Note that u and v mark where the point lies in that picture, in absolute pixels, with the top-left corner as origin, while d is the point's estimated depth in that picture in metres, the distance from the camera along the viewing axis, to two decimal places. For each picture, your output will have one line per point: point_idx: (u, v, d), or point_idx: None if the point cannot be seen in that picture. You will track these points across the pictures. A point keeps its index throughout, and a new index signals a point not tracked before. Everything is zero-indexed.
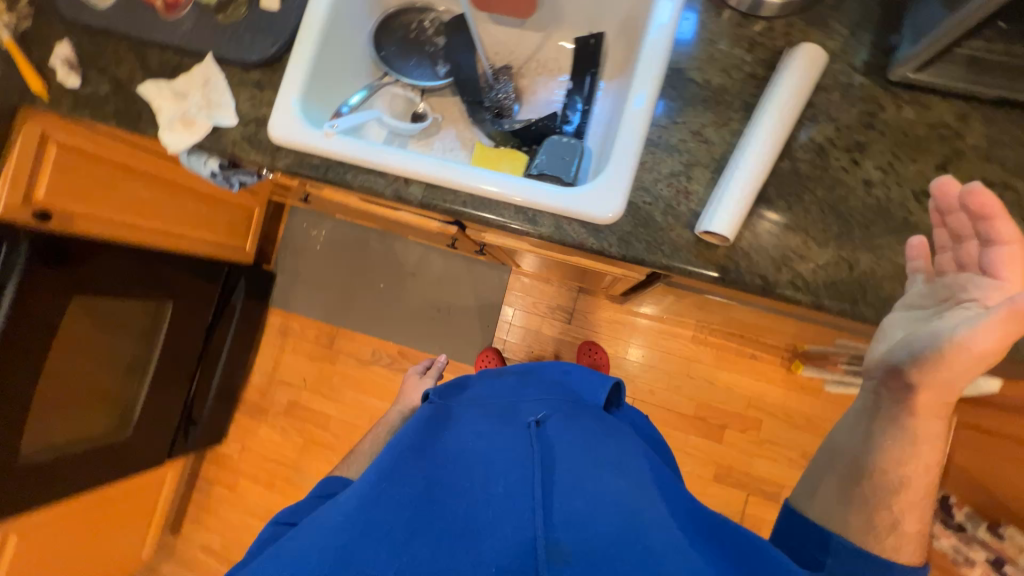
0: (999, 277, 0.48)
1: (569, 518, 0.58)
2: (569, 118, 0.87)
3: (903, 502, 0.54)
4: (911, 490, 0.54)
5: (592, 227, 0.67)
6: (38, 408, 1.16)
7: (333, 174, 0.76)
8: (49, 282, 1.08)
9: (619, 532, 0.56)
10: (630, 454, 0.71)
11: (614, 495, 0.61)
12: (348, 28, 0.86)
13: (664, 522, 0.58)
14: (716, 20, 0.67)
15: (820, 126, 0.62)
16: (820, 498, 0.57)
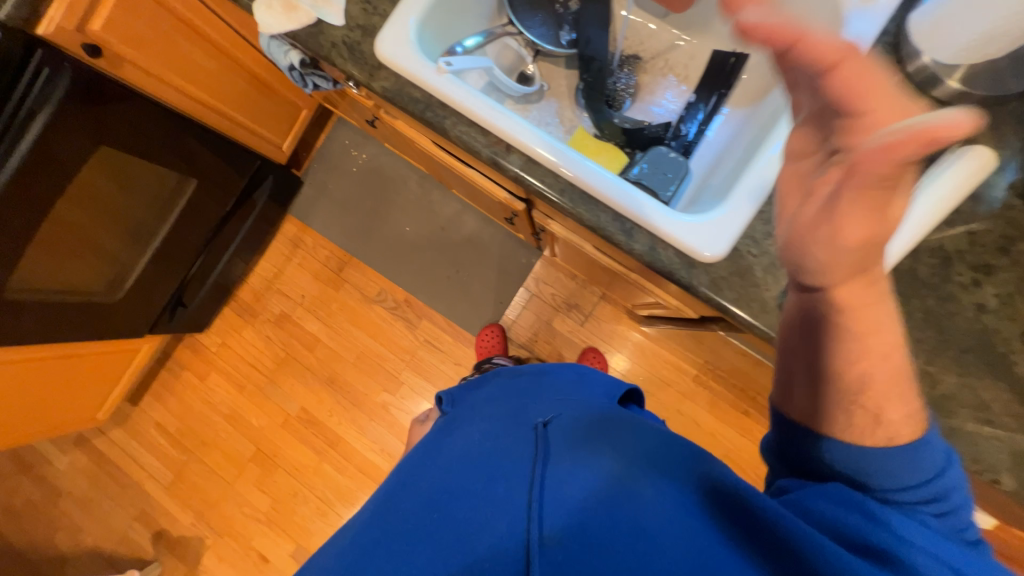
0: (863, 110, 0.36)
1: (563, 507, 0.56)
2: (682, 132, 0.82)
3: (874, 396, 0.45)
4: (868, 386, 0.45)
5: (687, 260, 0.64)
6: (41, 251, 1.09)
7: (431, 115, 0.70)
8: (80, 123, 0.99)
9: (611, 523, 0.53)
10: (634, 432, 0.65)
11: (609, 482, 0.57)
12: None
13: (666, 509, 0.53)
14: None
15: (952, 234, 0.60)
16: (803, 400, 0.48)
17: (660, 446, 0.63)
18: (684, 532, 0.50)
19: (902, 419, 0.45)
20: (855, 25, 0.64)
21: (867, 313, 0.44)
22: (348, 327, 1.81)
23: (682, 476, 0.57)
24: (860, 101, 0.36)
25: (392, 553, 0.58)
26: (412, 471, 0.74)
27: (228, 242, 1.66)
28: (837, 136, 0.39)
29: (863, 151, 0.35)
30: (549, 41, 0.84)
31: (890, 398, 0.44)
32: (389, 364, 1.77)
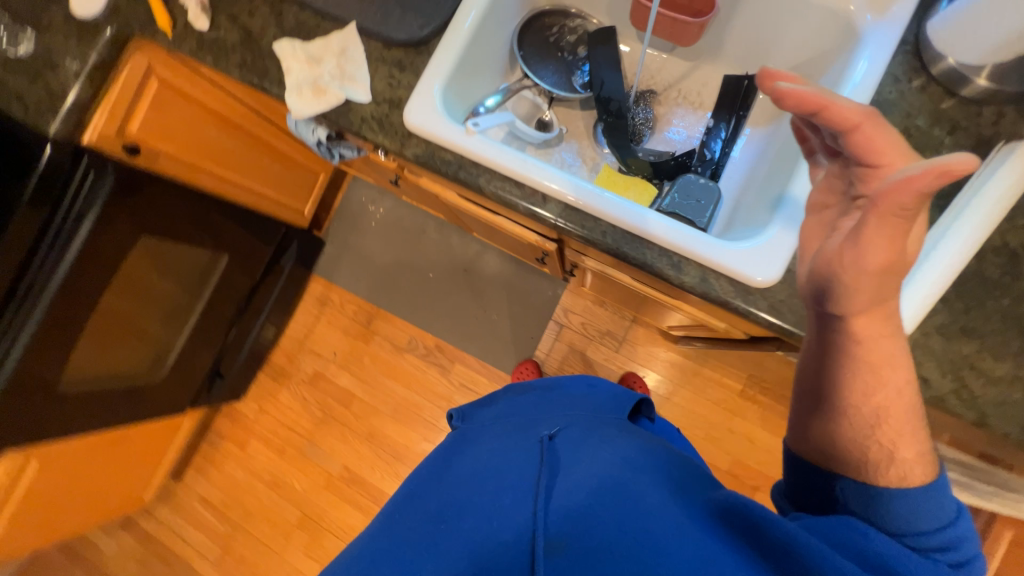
0: (880, 162, 0.45)
1: (568, 513, 0.54)
2: (708, 156, 0.82)
3: (889, 432, 0.48)
4: (887, 419, 0.49)
5: (741, 287, 0.63)
6: (88, 344, 1.12)
7: (465, 175, 0.72)
8: (123, 216, 1.04)
9: (618, 527, 0.51)
10: (639, 444, 0.63)
11: (615, 488, 0.55)
12: (498, 24, 0.82)
13: (673, 516, 0.50)
14: (912, 91, 0.63)
15: (1014, 231, 0.58)
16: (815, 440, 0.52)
17: (665, 459, 0.61)
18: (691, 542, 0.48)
19: (914, 457, 0.47)
20: (874, 37, 0.65)
21: (883, 345, 0.49)
22: (381, 379, 1.82)
23: (688, 487, 0.55)
24: (875, 153, 0.45)
25: (397, 565, 0.56)
26: (421, 483, 0.69)
27: (260, 309, 1.70)
28: (859, 184, 0.47)
29: (885, 185, 0.42)
30: (566, 87, 0.87)
31: (902, 434, 0.48)
32: (427, 412, 1.76)
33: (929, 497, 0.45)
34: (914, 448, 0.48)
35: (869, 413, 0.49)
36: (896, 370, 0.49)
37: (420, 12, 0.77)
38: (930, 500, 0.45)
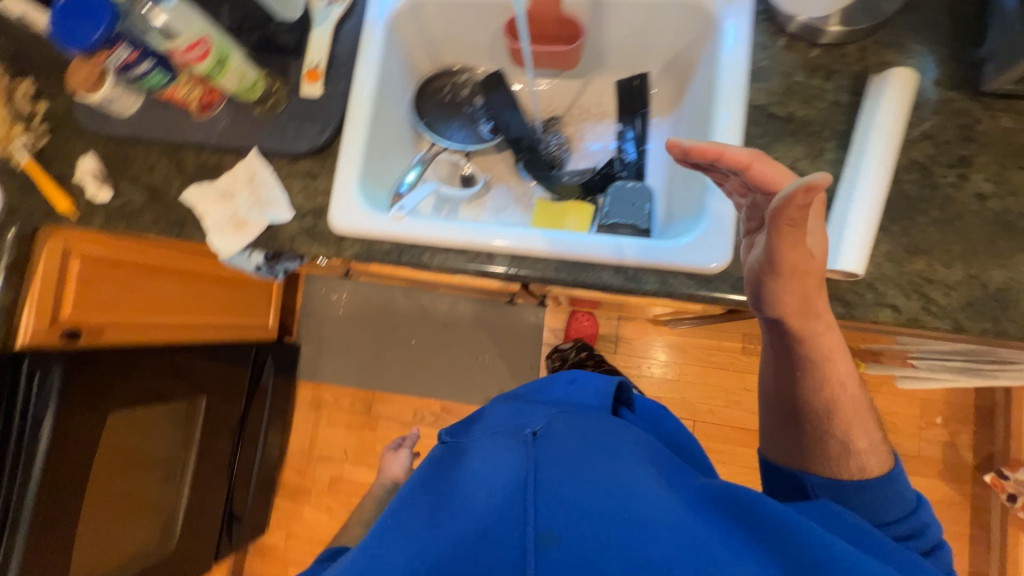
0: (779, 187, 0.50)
1: (566, 506, 0.48)
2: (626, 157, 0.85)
3: (845, 425, 0.55)
4: (839, 410, 0.55)
5: (699, 278, 0.64)
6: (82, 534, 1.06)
7: (408, 257, 0.72)
8: (82, 403, 0.99)
9: (624, 520, 0.46)
10: (630, 447, 0.60)
11: (620, 483, 0.51)
12: (394, 105, 0.84)
13: (678, 513, 0.47)
14: (781, 52, 0.67)
15: (917, 146, 0.61)
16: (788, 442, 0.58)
17: (656, 467, 0.59)
18: (698, 538, 0.45)
19: (869, 449, 0.54)
20: (729, 18, 0.69)
21: (828, 339, 0.54)
22: None
23: (684, 493, 0.53)
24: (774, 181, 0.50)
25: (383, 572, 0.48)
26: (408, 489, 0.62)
27: (257, 436, 1.63)
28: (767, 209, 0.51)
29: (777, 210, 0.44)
30: (475, 139, 0.89)
31: (855, 426, 0.54)
32: None
33: (886, 485, 0.53)
34: (865, 436, 0.55)
35: (822, 407, 0.55)
36: (840, 362, 0.55)
37: (314, 119, 0.77)
38: (887, 490, 0.53)
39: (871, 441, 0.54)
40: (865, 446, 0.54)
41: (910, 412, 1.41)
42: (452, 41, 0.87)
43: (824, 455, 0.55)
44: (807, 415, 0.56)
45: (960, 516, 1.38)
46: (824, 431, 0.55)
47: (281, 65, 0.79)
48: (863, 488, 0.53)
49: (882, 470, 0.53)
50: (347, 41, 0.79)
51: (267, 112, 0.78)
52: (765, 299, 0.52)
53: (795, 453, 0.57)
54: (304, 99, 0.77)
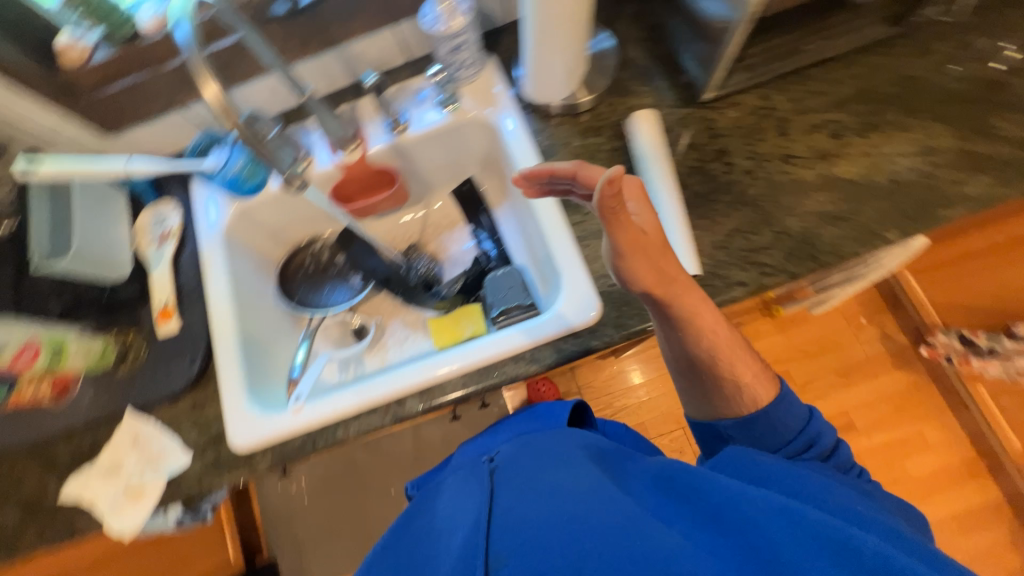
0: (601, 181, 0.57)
1: (513, 522, 0.49)
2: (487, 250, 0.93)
3: (732, 366, 0.58)
4: (722, 354, 0.57)
5: (587, 332, 0.69)
6: None
7: (323, 441, 0.70)
8: None
9: (569, 522, 0.46)
10: (582, 446, 0.60)
11: (566, 489, 0.51)
12: (257, 301, 0.85)
13: (622, 501, 0.48)
14: (556, 128, 0.79)
15: (686, 156, 0.74)
16: (695, 400, 0.62)
17: (611, 458, 0.59)
18: (636, 522, 0.45)
19: (755, 381, 0.58)
20: (505, 121, 0.79)
21: (691, 298, 0.56)
22: None
23: (638, 481, 0.53)
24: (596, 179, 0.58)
25: None
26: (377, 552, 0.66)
27: None
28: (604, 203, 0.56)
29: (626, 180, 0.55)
30: (350, 295, 0.92)
31: (738, 363, 0.58)
32: None
33: (779, 409, 0.57)
34: (754, 371, 0.59)
35: (709, 360, 0.58)
36: (712, 315, 0.57)
37: (182, 353, 0.75)
38: (783, 416, 0.57)
39: (760, 372, 0.58)
40: (752, 383, 0.58)
41: (838, 324, 1.55)
42: (290, 223, 0.90)
43: (722, 399, 0.59)
44: (701, 370, 0.59)
45: (927, 388, 1.49)
46: (718, 378, 0.59)
47: (131, 317, 0.78)
48: (759, 419, 0.57)
49: (770, 396, 0.58)
50: (189, 268, 0.80)
51: (129, 367, 0.75)
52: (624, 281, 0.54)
53: (702, 403, 0.62)
54: (164, 340, 0.76)
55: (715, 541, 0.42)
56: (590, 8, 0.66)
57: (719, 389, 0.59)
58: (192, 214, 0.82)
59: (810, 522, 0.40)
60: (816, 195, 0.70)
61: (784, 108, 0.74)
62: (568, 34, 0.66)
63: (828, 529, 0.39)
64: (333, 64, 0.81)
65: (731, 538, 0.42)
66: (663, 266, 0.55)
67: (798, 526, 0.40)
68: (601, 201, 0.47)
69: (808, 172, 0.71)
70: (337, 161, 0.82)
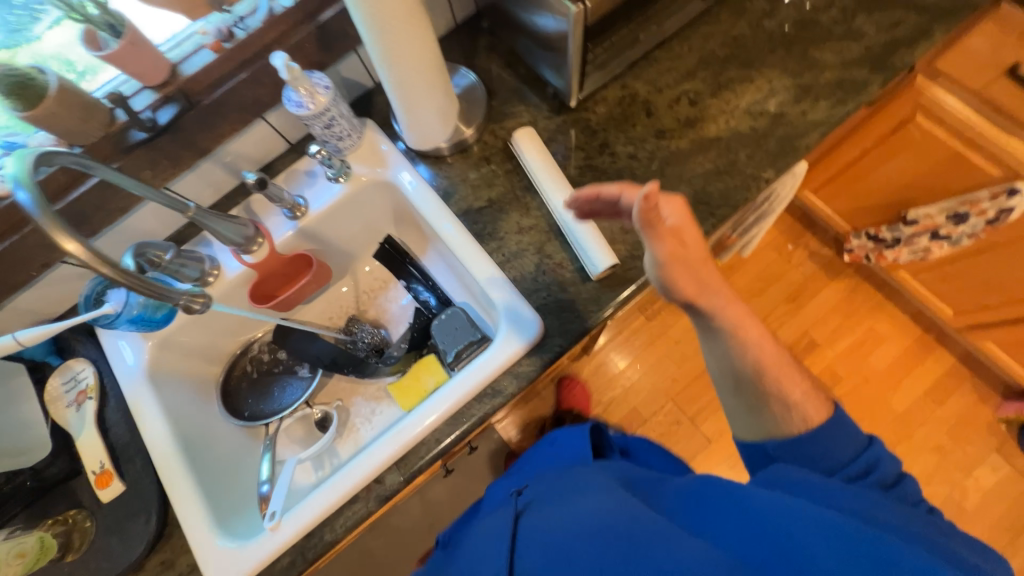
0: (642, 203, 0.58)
1: (546, 544, 0.54)
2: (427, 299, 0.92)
3: (785, 386, 0.59)
4: (767, 370, 0.59)
5: (537, 348, 0.70)
6: None
7: (312, 550, 0.66)
8: None
9: (597, 540, 0.51)
10: (612, 475, 0.62)
11: (595, 512, 0.54)
12: (202, 429, 0.80)
13: (648, 516, 0.52)
14: (450, 167, 0.81)
15: (573, 158, 0.78)
16: (745, 420, 0.62)
17: (643, 483, 0.61)
18: (664, 535, 0.49)
19: (807, 400, 0.58)
20: (400, 176, 0.81)
21: (732, 308, 0.59)
22: None
23: (673, 501, 0.56)
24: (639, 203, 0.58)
25: None
26: None
27: None
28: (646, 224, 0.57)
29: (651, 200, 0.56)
30: (302, 391, 0.89)
31: (789, 382, 0.59)
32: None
33: (827, 426, 0.57)
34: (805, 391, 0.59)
35: (756, 373, 0.59)
36: (750, 321, 0.60)
37: (135, 513, 0.69)
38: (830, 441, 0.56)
39: (806, 390, 0.58)
40: (801, 401, 0.58)
41: (772, 257, 1.67)
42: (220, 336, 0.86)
43: (775, 417, 0.59)
44: (750, 385, 0.60)
45: (863, 287, 1.62)
46: (765, 395, 0.59)
47: (66, 494, 0.71)
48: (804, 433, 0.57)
49: (820, 415, 0.57)
50: (119, 421, 0.74)
51: (77, 549, 0.68)
52: (668, 288, 0.56)
53: (751, 424, 0.62)
54: (110, 505, 0.69)
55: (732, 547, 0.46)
56: (440, 56, 0.69)
57: (766, 407, 0.60)
58: (105, 364, 0.77)
59: (815, 520, 0.44)
60: (697, 157, 0.76)
61: (643, 92, 0.81)
62: (427, 84, 0.69)
63: (833, 529, 0.43)
64: (213, 170, 0.79)
65: (751, 541, 0.45)
66: (710, 274, 0.58)
67: (810, 525, 0.44)
68: (641, 216, 0.49)
69: (681, 141, 0.77)
70: (245, 262, 0.79)
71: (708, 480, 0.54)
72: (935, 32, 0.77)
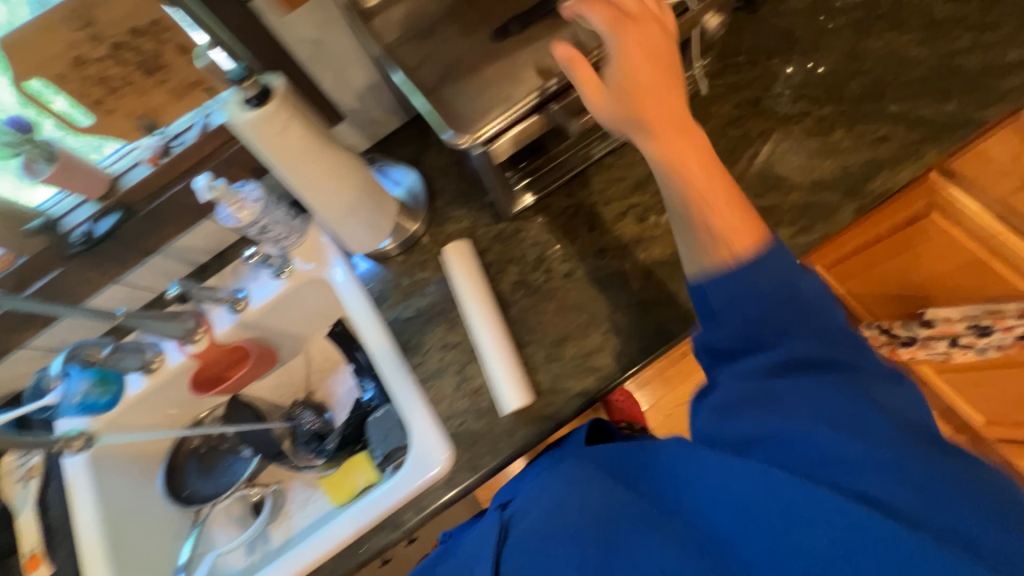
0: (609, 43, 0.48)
1: (526, 544, 0.52)
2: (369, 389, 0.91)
3: (709, 203, 0.46)
4: (682, 183, 0.46)
5: (443, 482, 0.66)
6: None
7: None
8: None
9: (573, 539, 0.49)
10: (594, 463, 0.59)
11: (573, 512, 0.52)
12: (136, 511, 0.82)
13: (618, 502, 0.51)
14: (386, 268, 0.80)
15: (507, 270, 0.75)
16: (689, 255, 0.48)
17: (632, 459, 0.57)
18: (624, 523, 0.49)
19: (734, 213, 0.46)
20: (337, 275, 0.80)
21: (657, 107, 0.46)
22: None
23: (659, 471, 0.52)
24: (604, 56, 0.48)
25: None
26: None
27: None
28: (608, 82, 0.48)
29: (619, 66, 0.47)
30: (243, 471, 0.90)
31: (718, 195, 0.46)
32: None
33: (760, 262, 0.44)
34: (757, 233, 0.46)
35: (680, 205, 0.47)
36: (687, 147, 0.46)
37: None
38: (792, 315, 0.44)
39: (742, 216, 0.45)
40: (724, 226, 0.46)
41: None
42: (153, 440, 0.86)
43: (713, 247, 0.46)
44: (673, 207, 0.48)
45: None
46: (692, 211, 0.46)
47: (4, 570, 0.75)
48: (739, 275, 0.45)
49: (762, 238, 0.45)
50: (57, 502, 0.78)
51: None
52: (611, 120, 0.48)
53: (685, 233, 0.48)
54: None
55: (710, 532, 0.44)
56: (360, 173, 0.65)
57: (691, 227, 0.47)
58: (55, 442, 0.81)
59: (785, 493, 0.39)
60: (636, 283, 0.70)
61: (589, 203, 0.76)
62: (346, 204, 0.65)
63: (806, 510, 0.38)
64: (163, 263, 0.82)
65: (729, 525, 0.43)
66: (648, 108, 0.46)
67: (773, 496, 0.40)
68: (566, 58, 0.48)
69: (623, 262, 0.72)
70: (187, 352, 0.82)
71: (685, 448, 0.49)
72: (925, 154, 0.68)
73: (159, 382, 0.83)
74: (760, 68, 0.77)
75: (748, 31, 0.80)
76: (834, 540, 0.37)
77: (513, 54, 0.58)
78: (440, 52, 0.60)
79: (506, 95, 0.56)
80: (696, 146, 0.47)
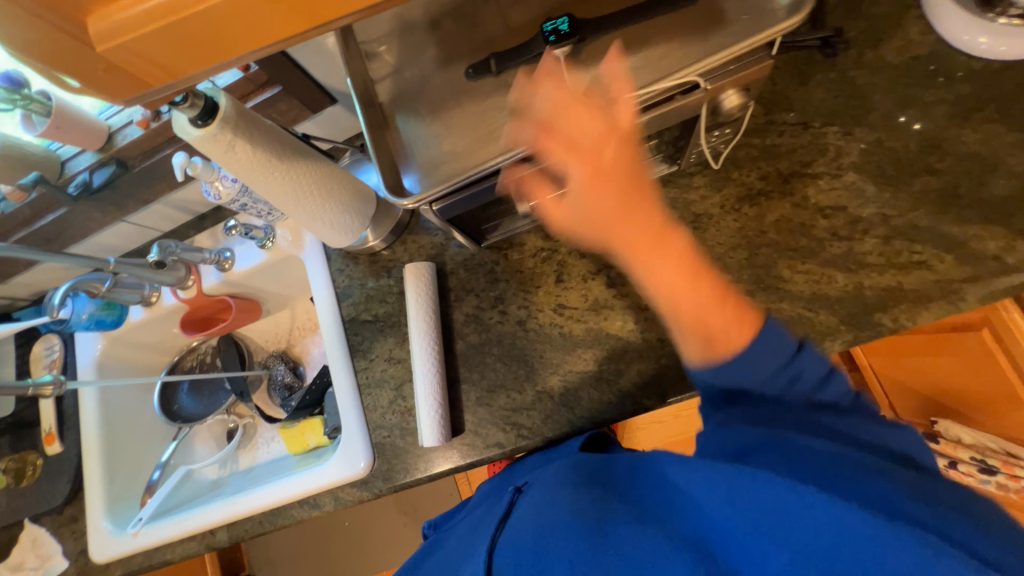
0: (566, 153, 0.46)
1: (523, 537, 0.47)
2: None
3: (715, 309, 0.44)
4: (686, 293, 0.44)
5: (359, 482, 0.73)
6: None
7: (156, 559, 0.82)
8: None
9: (563, 528, 0.45)
10: (591, 464, 0.54)
11: (561, 508, 0.48)
12: (131, 415, 0.97)
13: (610, 502, 0.46)
14: (355, 265, 0.80)
15: (465, 300, 0.73)
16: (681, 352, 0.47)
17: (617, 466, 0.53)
18: (611, 518, 0.44)
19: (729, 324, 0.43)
20: (310, 262, 0.82)
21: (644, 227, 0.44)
22: None
23: (647, 481, 0.47)
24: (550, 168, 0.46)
25: None
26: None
27: None
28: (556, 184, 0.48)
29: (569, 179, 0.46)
30: (223, 401, 1.01)
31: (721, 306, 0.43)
32: None
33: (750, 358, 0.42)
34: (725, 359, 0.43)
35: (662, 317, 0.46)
36: (667, 253, 0.43)
37: (62, 472, 0.89)
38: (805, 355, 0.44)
39: (730, 337, 0.43)
40: (723, 325, 0.43)
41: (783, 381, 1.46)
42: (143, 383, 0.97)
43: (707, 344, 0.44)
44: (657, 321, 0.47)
45: None
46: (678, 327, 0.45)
47: (30, 437, 0.94)
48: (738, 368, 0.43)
49: (729, 353, 0.43)
50: (70, 394, 0.93)
51: (30, 481, 0.91)
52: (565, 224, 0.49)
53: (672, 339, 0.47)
54: (51, 459, 0.91)
55: (705, 542, 0.38)
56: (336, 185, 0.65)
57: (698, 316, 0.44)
58: (71, 345, 0.95)
59: (774, 495, 0.35)
60: (583, 352, 0.67)
61: (564, 251, 0.70)
62: (308, 212, 0.64)
63: (801, 519, 0.34)
64: (163, 209, 0.84)
65: (719, 535, 0.38)
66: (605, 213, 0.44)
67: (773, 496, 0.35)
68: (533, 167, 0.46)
69: (579, 324, 0.68)
70: (179, 298, 0.90)
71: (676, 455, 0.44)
72: (963, 297, 0.56)
73: (155, 315, 0.93)
74: (810, 136, 0.64)
75: (813, 81, 0.64)
76: (831, 528, 0.32)
77: (482, 103, 0.51)
78: (411, 80, 0.54)
79: (465, 155, 0.50)
80: (677, 255, 0.44)
